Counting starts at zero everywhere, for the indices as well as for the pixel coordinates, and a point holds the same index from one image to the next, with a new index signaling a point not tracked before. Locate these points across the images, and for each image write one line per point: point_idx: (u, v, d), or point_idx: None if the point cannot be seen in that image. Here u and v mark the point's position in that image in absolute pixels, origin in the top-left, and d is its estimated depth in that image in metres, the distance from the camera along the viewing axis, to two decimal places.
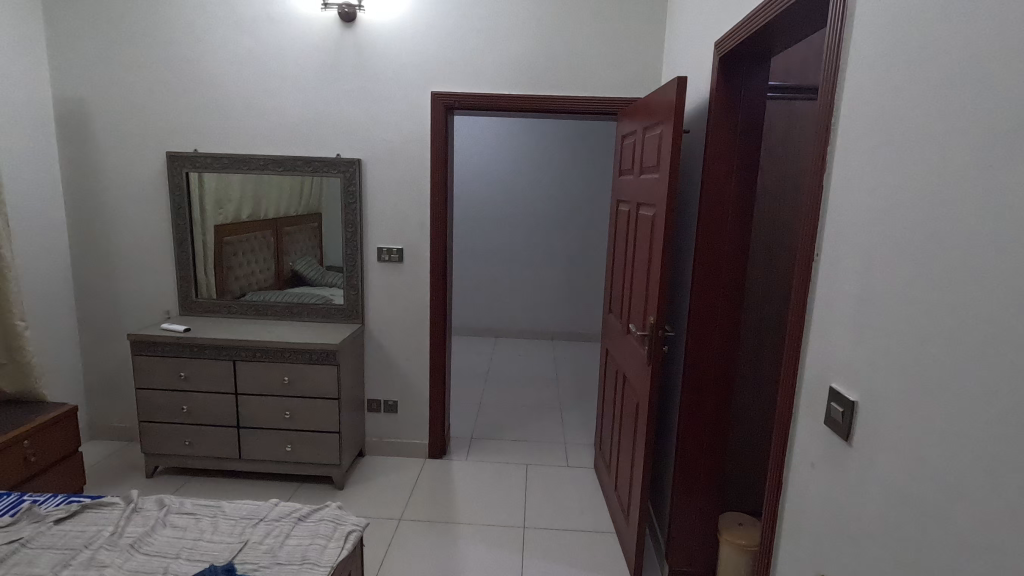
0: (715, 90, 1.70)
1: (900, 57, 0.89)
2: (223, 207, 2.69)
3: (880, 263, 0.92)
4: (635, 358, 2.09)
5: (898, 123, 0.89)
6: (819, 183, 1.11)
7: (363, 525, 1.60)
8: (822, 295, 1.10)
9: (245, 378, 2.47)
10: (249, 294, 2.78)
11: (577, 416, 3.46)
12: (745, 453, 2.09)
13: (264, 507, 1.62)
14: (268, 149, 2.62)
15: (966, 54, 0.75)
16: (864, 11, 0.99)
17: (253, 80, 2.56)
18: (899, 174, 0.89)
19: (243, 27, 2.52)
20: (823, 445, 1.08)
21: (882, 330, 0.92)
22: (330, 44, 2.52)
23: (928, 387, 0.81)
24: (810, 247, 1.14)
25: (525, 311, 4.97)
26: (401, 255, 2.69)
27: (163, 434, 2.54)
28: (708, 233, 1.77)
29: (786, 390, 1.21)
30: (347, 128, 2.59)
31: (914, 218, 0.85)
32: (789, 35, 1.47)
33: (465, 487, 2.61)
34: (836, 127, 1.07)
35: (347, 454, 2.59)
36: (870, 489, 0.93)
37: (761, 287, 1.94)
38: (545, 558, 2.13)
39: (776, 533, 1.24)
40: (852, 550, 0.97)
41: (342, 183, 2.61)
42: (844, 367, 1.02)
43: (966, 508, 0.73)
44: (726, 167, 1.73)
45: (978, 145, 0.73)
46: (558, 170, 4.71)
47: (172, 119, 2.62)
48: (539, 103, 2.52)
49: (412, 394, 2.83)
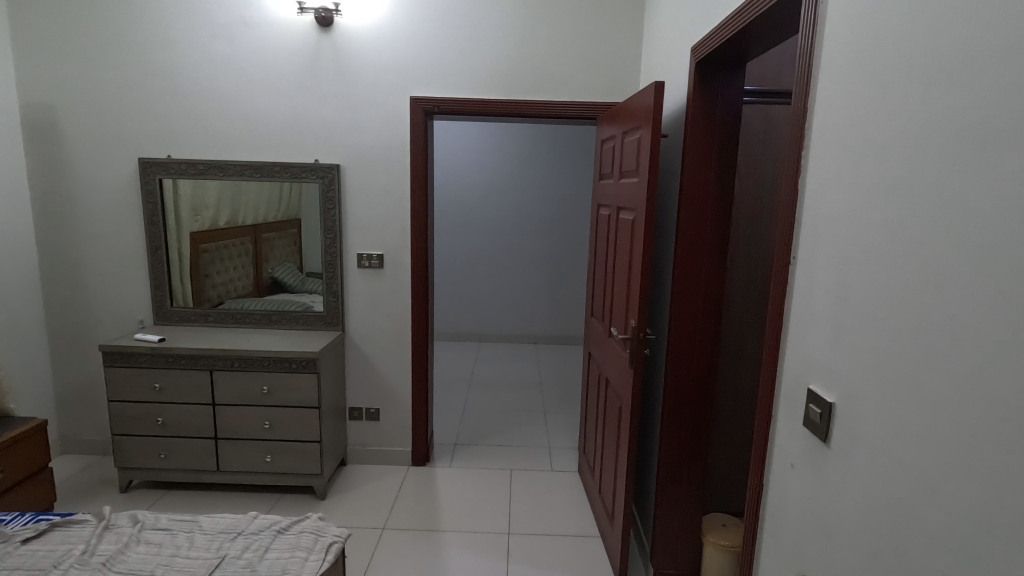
0: (693, 95, 1.71)
1: (871, 64, 0.91)
2: (199, 214, 2.64)
3: (856, 266, 0.94)
4: (617, 361, 2.09)
5: (872, 128, 0.91)
6: (795, 185, 1.13)
7: (345, 536, 1.57)
8: (800, 296, 1.11)
9: (223, 388, 2.43)
10: (226, 302, 2.73)
11: (561, 420, 3.45)
12: (728, 454, 2.10)
13: (242, 520, 1.58)
14: (245, 154, 2.58)
15: (934, 61, 0.78)
16: (835, 19, 1.02)
17: (228, 83, 2.52)
18: (872, 178, 0.90)
19: (217, 30, 2.48)
20: (802, 446, 1.09)
21: (858, 333, 0.93)
22: (307, 48, 2.49)
23: (904, 388, 0.82)
24: (786, 250, 1.15)
25: (508, 315, 4.97)
26: (381, 260, 2.66)
27: (137, 447, 2.47)
28: (689, 237, 1.78)
29: (766, 390, 1.22)
30: (324, 133, 2.56)
31: (888, 222, 0.86)
32: (763, 41, 1.49)
33: (450, 493, 2.59)
34: (810, 133, 1.09)
35: (328, 464, 2.55)
36: (848, 489, 0.94)
37: (741, 289, 1.95)
38: (531, 563, 2.12)
39: (758, 534, 1.25)
40: (832, 552, 0.98)
41: (321, 189, 2.58)
42: (821, 369, 1.03)
43: (941, 507, 0.75)
44: (704, 171, 1.75)
45: (952, 147, 0.74)
46: (539, 172, 4.72)
47: (145, 123, 2.56)
48: (519, 107, 2.52)
49: (395, 401, 2.80)
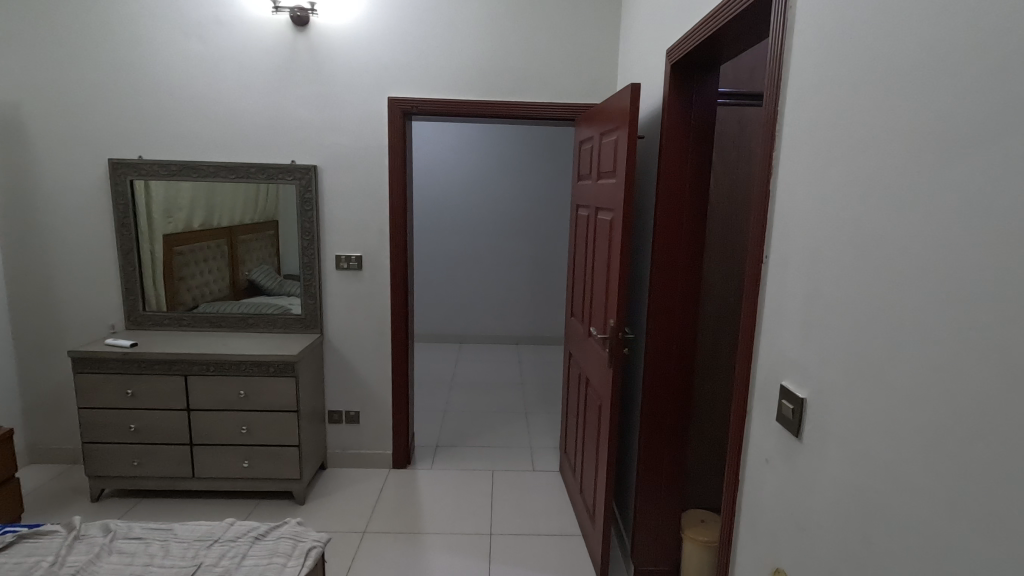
0: (668, 97, 1.74)
1: (839, 67, 0.94)
2: (172, 216, 2.59)
3: (826, 265, 0.96)
4: (596, 360, 2.11)
5: (840, 130, 0.93)
6: (767, 186, 1.15)
7: (324, 541, 1.56)
8: (772, 295, 1.14)
9: (198, 394, 2.38)
10: (201, 305, 2.68)
11: (542, 420, 3.47)
12: (706, 451, 2.13)
13: (219, 527, 1.56)
14: (219, 155, 2.54)
15: (897, 65, 0.80)
16: (804, 23, 1.04)
17: (201, 83, 2.47)
18: (840, 179, 0.93)
19: (189, 28, 2.43)
20: (776, 441, 1.11)
21: (828, 330, 0.96)
22: (282, 48, 2.46)
23: (871, 383, 0.85)
24: (759, 249, 1.18)
25: (489, 316, 4.97)
26: (360, 262, 2.64)
27: (109, 455, 2.41)
28: (666, 237, 1.81)
29: (740, 387, 1.25)
30: (301, 134, 2.53)
31: (855, 223, 0.89)
32: (736, 44, 1.52)
33: (431, 496, 2.58)
34: (780, 135, 1.12)
35: (308, 468, 2.52)
36: (819, 483, 0.97)
37: (717, 288, 1.98)
38: (513, 563, 2.13)
39: (735, 529, 1.27)
40: (805, 544, 1.01)
41: (298, 190, 2.55)
42: (793, 366, 1.05)
43: (907, 498, 0.77)
44: (680, 172, 1.77)
45: (916, 147, 0.76)
46: (519, 172, 4.73)
47: (114, 123, 2.50)
48: (497, 109, 2.53)
49: (375, 404, 2.78)
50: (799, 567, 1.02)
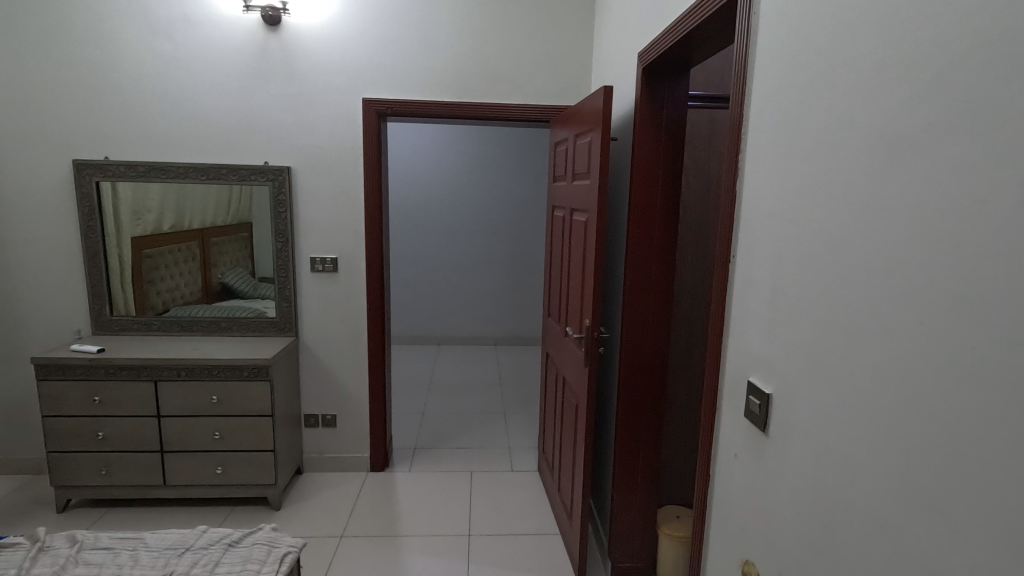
0: (640, 100, 1.76)
1: (800, 73, 0.97)
2: (141, 218, 2.54)
3: (789, 264, 0.99)
4: (573, 360, 2.13)
5: (801, 133, 0.96)
6: (733, 188, 1.18)
7: (300, 546, 1.55)
8: (739, 294, 1.17)
9: (169, 399, 2.33)
10: (172, 310, 2.63)
11: (521, 421, 3.48)
12: (680, 448, 2.16)
13: (190, 535, 1.53)
14: (189, 156, 2.49)
15: (852, 72, 0.83)
16: (767, 30, 1.07)
17: (170, 82, 2.42)
18: (801, 182, 0.96)
19: (156, 27, 2.38)
20: (743, 436, 1.14)
21: (791, 328, 0.99)
22: (254, 47, 2.43)
23: (831, 378, 0.88)
24: (726, 249, 1.21)
25: (467, 317, 4.96)
26: (335, 264, 2.61)
27: (76, 463, 2.35)
28: (640, 237, 1.83)
29: (710, 384, 1.27)
30: (273, 134, 2.50)
31: (816, 223, 0.92)
32: (705, 48, 1.55)
33: (409, 498, 2.57)
34: (745, 139, 1.15)
35: (283, 473, 2.49)
36: (784, 475, 1.00)
37: (689, 288, 2.02)
38: (492, 564, 2.13)
39: (706, 523, 1.29)
40: (771, 535, 1.03)
41: (271, 191, 2.52)
42: (759, 363, 1.09)
43: (864, 489, 0.80)
44: (652, 173, 1.80)
45: (870, 150, 0.79)
46: (495, 173, 4.74)
47: (79, 123, 2.44)
48: (473, 111, 2.54)
49: (352, 407, 2.76)
50: (766, 559, 1.05)
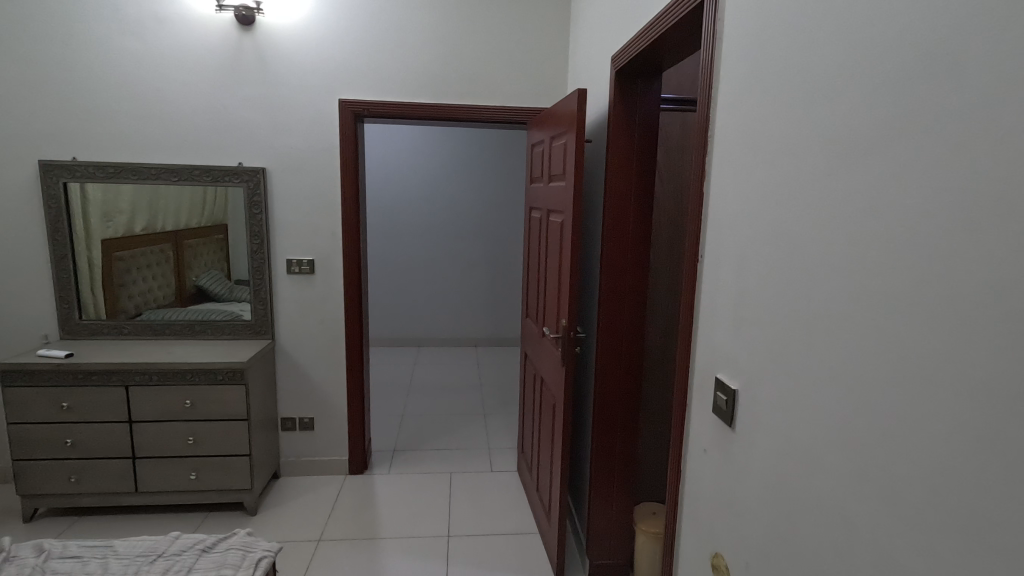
0: (614, 103, 1.79)
1: (762, 78, 1.00)
2: (112, 220, 2.50)
3: (753, 263, 1.02)
4: (550, 360, 2.15)
5: (764, 137, 0.99)
6: (701, 190, 1.21)
7: (275, 550, 1.53)
8: (706, 294, 1.20)
9: (141, 405, 2.29)
10: (145, 313, 2.59)
11: (500, 421, 3.49)
12: (655, 444, 2.19)
13: (163, 542, 1.50)
14: (160, 156, 2.45)
15: (810, 78, 0.86)
16: (731, 37, 1.10)
17: (140, 81, 2.38)
18: (763, 184, 0.99)
19: (125, 25, 2.34)
20: (712, 431, 1.17)
21: (755, 326, 1.01)
22: (227, 47, 2.40)
23: (793, 374, 0.91)
24: (695, 250, 1.24)
25: (446, 318, 4.95)
26: (312, 266, 2.59)
27: (43, 471, 2.29)
28: (615, 237, 1.86)
29: (680, 380, 1.30)
30: (248, 134, 2.47)
31: (778, 224, 0.95)
32: (676, 52, 1.58)
33: (388, 500, 2.57)
34: (712, 142, 1.18)
35: (259, 478, 2.46)
36: (751, 469, 1.02)
37: (664, 286, 2.06)
38: (470, 564, 2.14)
39: (678, 518, 1.32)
40: (738, 527, 1.06)
41: (245, 193, 2.49)
42: (726, 360, 1.11)
43: (823, 480, 0.83)
44: (627, 176, 1.83)
45: (829, 152, 0.82)
46: (474, 174, 4.74)
47: (45, 122, 2.38)
48: (449, 112, 2.54)
49: (330, 410, 2.74)
50: (734, 551, 1.07)
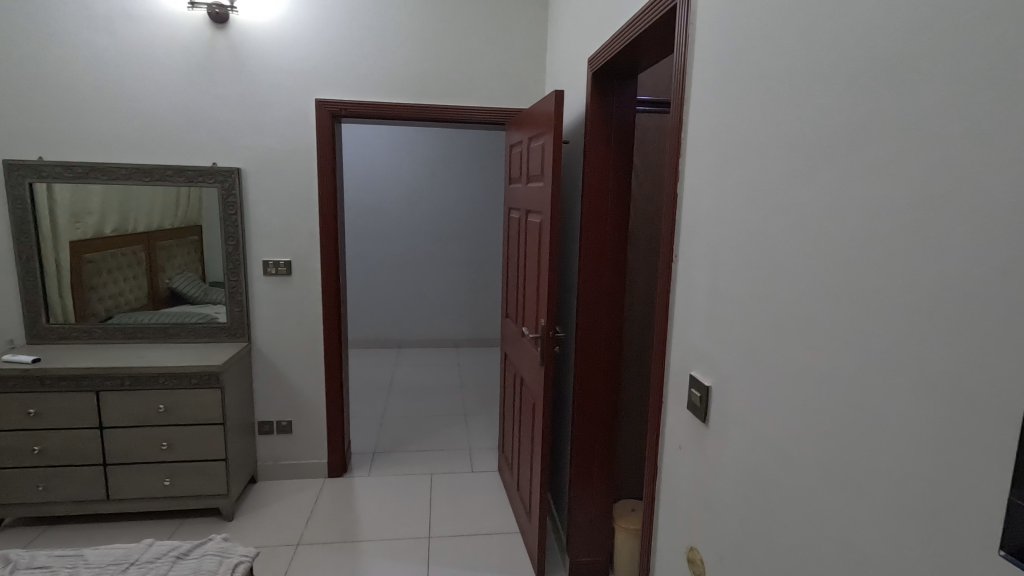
0: (591, 105, 1.81)
1: (732, 82, 1.02)
2: (81, 221, 2.44)
3: (724, 262, 1.04)
4: (530, 360, 2.16)
5: (734, 139, 1.01)
6: (675, 192, 1.23)
7: (253, 555, 1.52)
8: (681, 293, 1.22)
9: (112, 410, 2.24)
10: (116, 316, 2.53)
11: (482, 422, 3.49)
12: (634, 442, 2.22)
13: (136, 549, 1.47)
14: (132, 156, 2.40)
15: (777, 82, 0.89)
16: (703, 41, 1.13)
17: (109, 79, 2.33)
18: (734, 185, 1.01)
19: (93, 21, 2.28)
20: (687, 428, 1.19)
21: (727, 324, 1.04)
22: (201, 45, 2.36)
23: (763, 370, 0.93)
24: (669, 250, 1.26)
25: (426, 319, 4.94)
26: (289, 267, 2.56)
27: (10, 480, 2.23)
28: (593, 238, 1.87)
29: (656, 379, 1.32)
30: (222, 134, 2.44)
31: (748, 224, 0.97)
32: (651, 54, 1.61)
33: (368, 502, 2.55)
34: (685, 144, 1.20)
35: (236, 482, 2.42)
36: (724, 464, 1.04)
37: (641, 286, 2.09)
38: (451, 565, 2.14)
39: (655, 513, 1.34)
40: (712, 521, 1.08)
41: (220, 193, 2.45)
42: (699, 357, 1.14)
43: (791, 473, 0.86)
44: (604, 177, 1.85)
45: (796, 154, 0.84)
46: (454, 174, 4.74)
47: (9, 119, 2.31)
48: (427, 112, 2.54)
49: (308, 412, 2.71)
50: (708, 545, 1.10)
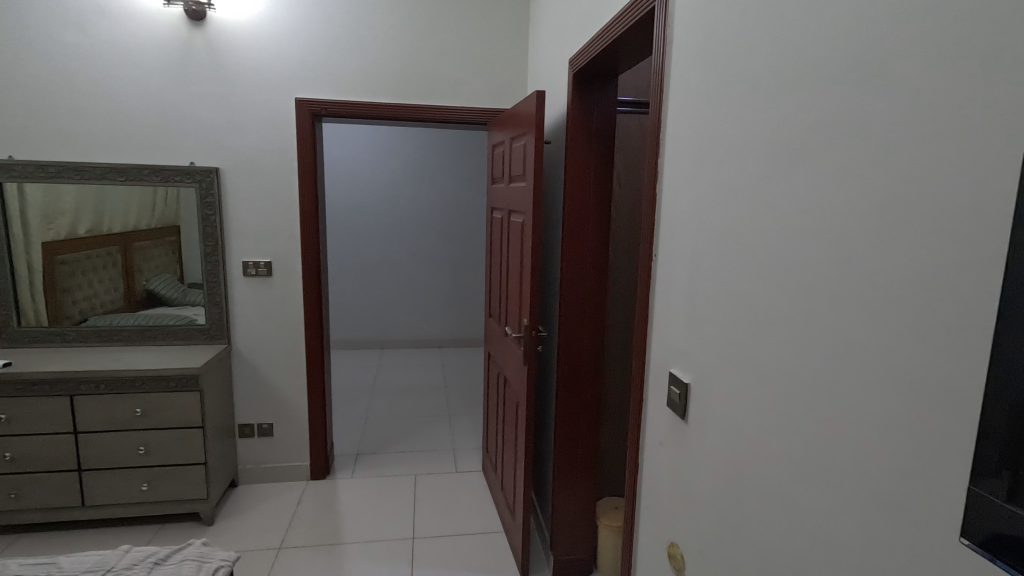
0: (572, 106, 1.82)
1: (708, 83, 1.04)
2: (53, 222, 2.38)
3: (702, 261, 1.06)
4: (513, 359, 2.17)
5: (711, 139, 1.03)
6: (654, 191, 1.25)
7: (233, 559, 1.51)
8: (660, 291, 1.24)
9: (87, 415, 2.19)
10: (91, 319, 2.48)
11: (466, 422, 3.49)
12: (616, 440, 2.24)
13: (112, 556, 1.44)
14: (106, 155, 2.35)
15: (752, 83, 0.91)
16: (681, 43, 1.14)
17: (82, 77, 2.28)
18: (711, 185, 1.03)
19: (65, 18, 2.23)
20: (667, 424, 1.21)
21: (705, 322, 1.05)
22: (177, 43, 2.33)
23: (740, 366, 0.95)
24: (649, 249, 1.27)
25: (410, 320, 4.92)
26: (269, 268, 2.53)
27: None
28: (575, 238, 1.89)
29: (637, 377, 1.33)
30: (200, 133, 2.40)
31: (725, 224, 0.99)
32: (631, 56, 1.62)
33: (351, 504, 2.54)
34: (664, 145, 1.22)
35: (216, 487, 2.39)
36: (702, 459, 1.06)
37: (623, 284, 2.11)
38: (436, 566, 2.13)
39: (637, 510, 1.35)
40: (692, 516, 1.10)
41: (199, 193, 2.42)
42: (679, 355, 1.15)
43: (767, 467, 0.87)
44: (585, 177, 1.86)
45: (770, 154, 0.86)
46: (436, 174, 4.72)
47: None
48: (409, 112, 2.53)
49: (290, 415, 2.68)
50: (688, 540, 1.11)
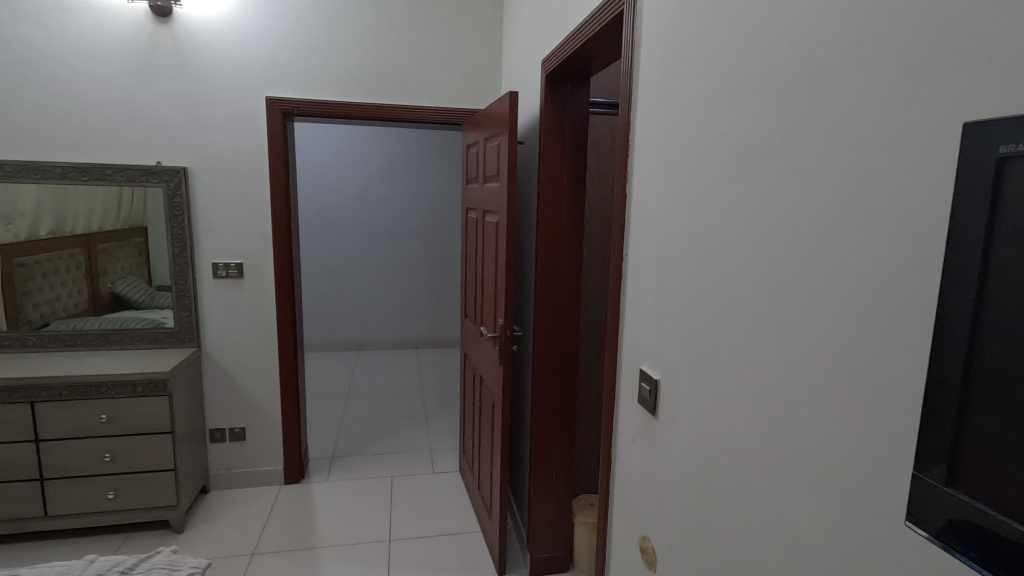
0: (545, 107, 1.84)
1: (675, 86, 1.06)
2: (11, 223, 2.30)
3: (670, 260, 1.08)
4: (489, 359, 2.17)
5: (677, 141, 1.05)
6: (624, 192, 1.27)
7: (203, 567, 1.48)
8: (631, 290, 1.25)
9: (49, 422, 2.12)
10: (53, 323, 2.40)
11: (443, 423, 3.48)
12: (591, 438, 2.26)
13: (76, 565, 1.40)
14: (68, 154, 2.28)
15: (715, 87, 0.93)
16: (648, 46, 1.16)
17: (40, 73, 2.21)
18: (678, 185, 1.05)
19: (22, 12, 2.16)
20: (638, 421, 1.22)
21: (673, 320, 1.07)
22: (142, 39, 2.27)
23: (706, 363, 0.97)
24: (620, 249, 1.29)
25: (386, 321, 4.88)
26: (240, 269, 2.49)
27: None
28: (549, 238, 1.90)
29: (609, 374, 1.35)
30: (167, 131, 2.35)
31: (691, 223, 1.01)
32: (602, 58, 1.64)
33: (327, 508, 2.51)
34: (633, 147, 1.24)
35: (186, 493, 2.34)
36: (671, 454, 1.08)
37: (596, 283, 2.13)
38: (412, 567, 2.12)
39: (611, 505, 1.37)
40: (663, 510, 1.12)
41: (166, 193, 2.36)
42: (648, 352, 1.17)
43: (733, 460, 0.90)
44: (558, 178, 1.88)
45: (733, 156, 0.88)
46: (411, 174, 4.70)
47: None
48: (383, 112, 2.51)
49: (262, 418, 2.64)
50: (660, 533, 1.13)
